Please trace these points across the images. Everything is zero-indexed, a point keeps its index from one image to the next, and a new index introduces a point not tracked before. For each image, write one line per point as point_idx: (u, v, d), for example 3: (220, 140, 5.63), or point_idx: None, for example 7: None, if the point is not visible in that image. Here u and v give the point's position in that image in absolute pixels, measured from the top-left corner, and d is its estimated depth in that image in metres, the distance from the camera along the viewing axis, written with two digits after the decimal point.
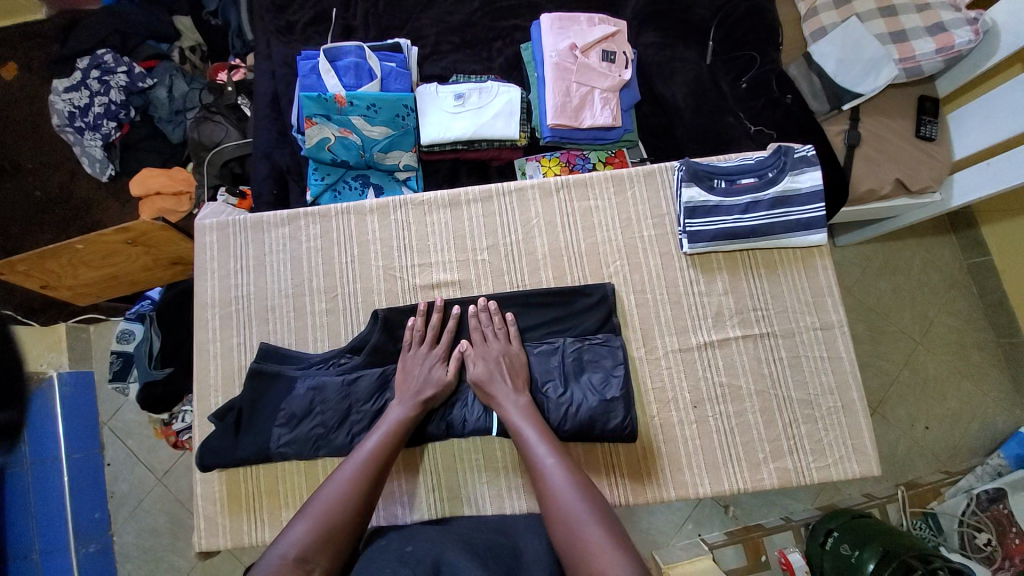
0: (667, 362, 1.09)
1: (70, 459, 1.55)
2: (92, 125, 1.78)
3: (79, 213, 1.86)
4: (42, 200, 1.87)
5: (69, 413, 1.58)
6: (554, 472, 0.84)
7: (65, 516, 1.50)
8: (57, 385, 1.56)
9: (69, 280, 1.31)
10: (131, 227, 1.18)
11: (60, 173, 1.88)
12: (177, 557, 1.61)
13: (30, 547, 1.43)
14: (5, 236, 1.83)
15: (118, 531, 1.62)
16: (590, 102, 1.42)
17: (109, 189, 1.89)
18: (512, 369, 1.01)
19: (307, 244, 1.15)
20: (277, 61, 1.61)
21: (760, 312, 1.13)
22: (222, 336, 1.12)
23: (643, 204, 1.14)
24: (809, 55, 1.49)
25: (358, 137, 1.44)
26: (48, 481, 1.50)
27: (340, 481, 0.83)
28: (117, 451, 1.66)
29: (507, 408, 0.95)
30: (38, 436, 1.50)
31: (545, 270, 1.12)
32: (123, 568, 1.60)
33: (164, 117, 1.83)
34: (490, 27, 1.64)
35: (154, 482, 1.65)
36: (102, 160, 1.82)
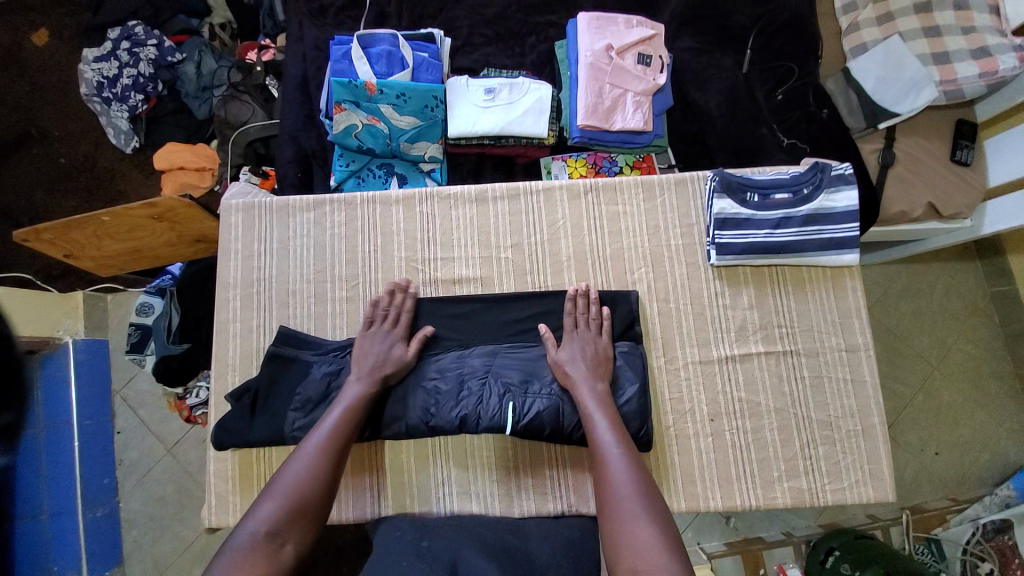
0: (687, 373, 1.08)
1: (82, 426, 1.57)
2: (120, 97, 1.80)
3: (103, 182, 1.87)
4: (67, 167, 1.88)
5: (82, 380, 1.60)
6: (618, 465, 0.83)
7: (75, 480, 1.52)
8: (71, 352, 1.58)
9: (92, 251, 1.31)
10: (158, 203, 1.16)
11: (86, 141, 1.90)
12: (181, 529, 1.64)
13: (38, 508, 1.42)
14: (28, 201, 1.85)
15: (125, 498, 1.65)
16: (622, 105, 1.40)
17: (133, 161, 1.90)
18: (591, 355, 1.00)
19: (331, 230, 1.15)
20: (308, 44, 1.61)
21: (784, 329, 1.12)
22: (242, 317, 1.12)
23: (672, 212, 1.12)
24: (848, 70, 1.46)
25: (386, 126, 1.44)
26: (60, 446, 1.51)
27: (303, 462, 0.84)
28: (127, 419, 1.69)
29: (583, 393, 0.94)
30: (52, 400, 1.51)
31: (569, 271, 1.10)
32: (128, 535, 1.63)
33: (190, 93, 1.84)
34: (523, 22, 1.62)
35: (162, 452, 1.69)
36: (127, 132, 1.84)
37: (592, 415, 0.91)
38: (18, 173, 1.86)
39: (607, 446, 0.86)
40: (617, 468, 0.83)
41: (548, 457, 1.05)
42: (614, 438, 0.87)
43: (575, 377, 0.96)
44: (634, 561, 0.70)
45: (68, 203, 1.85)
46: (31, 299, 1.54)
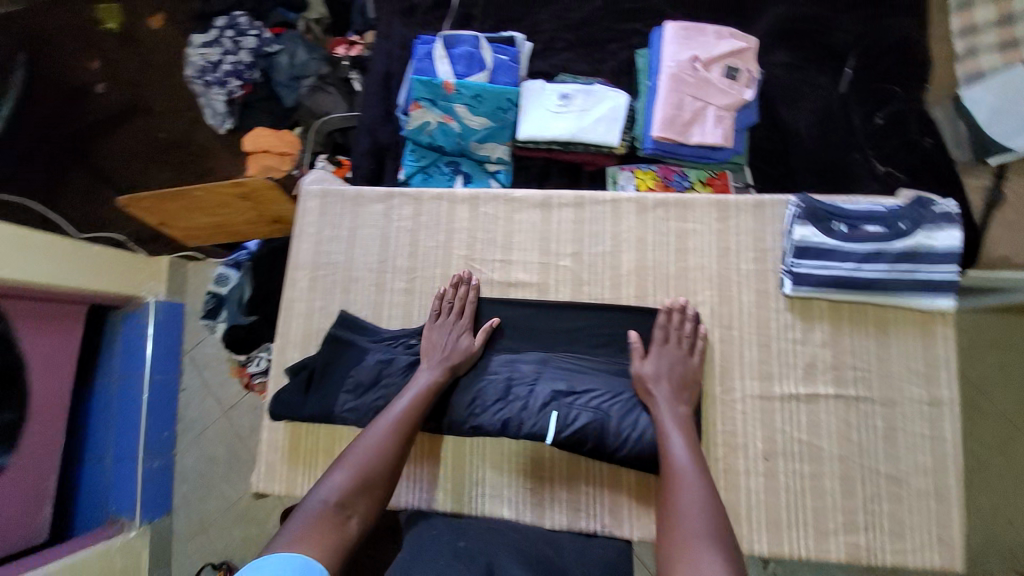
0: (744, 407, 1.01)
1: (152, 381, 1.78)
2: (220, 81, 1.96)
3: (196, 158, 2.05)
4: (166, 142, 2.07)
5: (159, 337, 1.81)
6: (692, 490, 0.84)
7: (139, 431, 1.73)
8: (151, 310, 1.79)
9: (184, 223, 1.41)
10: (246, 182, 1.23)
11: (186, 119, 2.08)
12: (226, 488, 1.85)
13: (103, 453, 1.69)
14: (129, 168, 2.05)
15: (181, 452, 1.86)
16: (702, 119, 1.35)
17: (223, 141, 2.07)
18: (679, 373, 0.98)
19: (397, 223, 1.18)
20: (395, 42, 1.70)
21: (859, 372, 1.03)
22: (307, 298, 1.17)
23: (745, 234, 1.06)
24: (959, 100, 1.32)
25: (458, 125, 1.48)
26: (129, 397, 1.74)
27: (376, 441, 0.92)
28: (192, 378, 1.91)
29: (661, 412, 0.94)
30: (128, 354, 1.75)
31: (627, 286, 1.06)
32: (179, 488, 1.84)
33: (282, 81, 1.94)
34: (608, 29, 1.63)
35: (219, 414, 1.86)
36: (223, 114, 1.99)
37: (670, 431, 0.92)
38: (125, 144, 2.07)
39: (681, 464, 0.87)
40: (690, 492, 0.84)
41: (587, 473, 1.02)
42: (690, 459, 0.88)
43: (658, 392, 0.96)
44: None
45: (165, 175, 2.03)
46: (124, 258, 1.73)
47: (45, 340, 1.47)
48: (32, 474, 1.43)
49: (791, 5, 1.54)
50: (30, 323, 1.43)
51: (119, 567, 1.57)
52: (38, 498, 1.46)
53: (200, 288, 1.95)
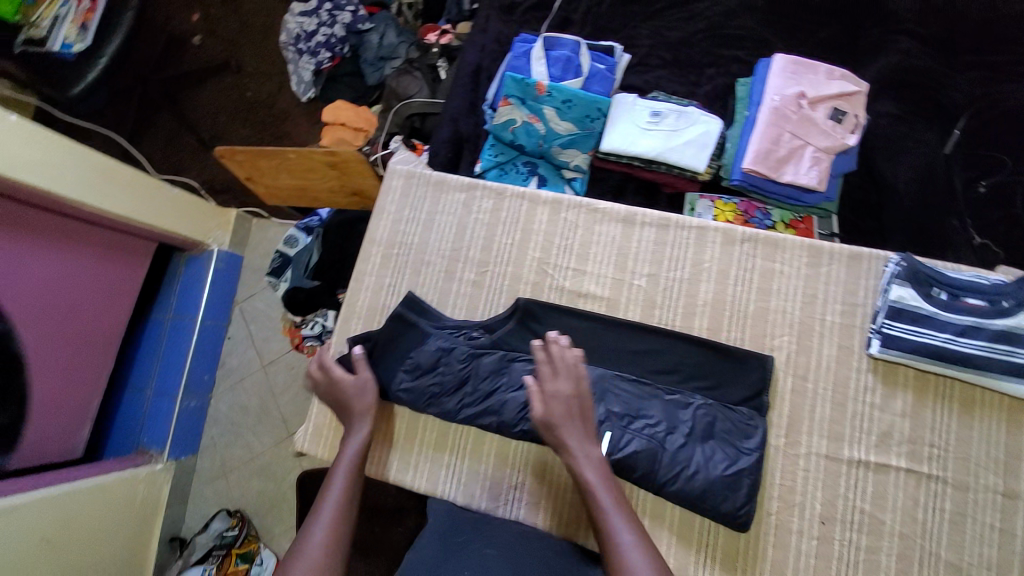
0: (807, 463, 0.97)
1: (202, 324, 1.87)
2: (312, 51, 2.01)
3: (276, 121, 2.12)
4: (250, 101, 2.15)
5: (214, 284, 1.90)
6: (632, 555, 0.76)
7: (182, 369, 1.82)
8: (213, 259, 1.88)
9: (269, 180, 1.45)
10: (339, 152, 1.27)
11: (271, 83, 2.16)
12: (252, 439, 1.90)
13: (145, 385, 1.77)
14: (212, 121, 2.14)
15: (216, 398, 1.95)
16: (798, 157, 1.31)
17: (304, 109, 2.14)
18: (578, 410, 0.90)
19: (475, 214, 1.18)
20: (491, 36, 1.71)
21: (935, 450, 0.97)
22: (378, 273, 1.19)
23: (836, 285, 1.02)
24: None
25: (543, 127, 1.48)
26: (180, 335, 1.83)
27: (324, 526, 0.88)
28: (238, 328, 1.99)
29: (579, 463, 0.86)
30: (185, 294, 1.85)
31: (701, 317, 1.04)
32: (208, 430, 1.93)
33: (368, 59, 2.00)
34: (707, 52, 1.60)
35: (258, 367, 1.95)
36: (308, 82, 2.06)
37: (594, 482, 0.84)
38: (212, 98, 2.16)
39: (613, 520, 0.80)
40: (631, 554, 0.77)
41: (630, 499, 0.99)
42: (618, 510, 0.81)
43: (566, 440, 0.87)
44: None
45: (243, 133, 2.11)
46: (199, 205, 1.82)
47: (115, 271, 1.61)
48: (83, 393, 1.57)
49: (905, 54, 1.48)
50: (101, 251, 1.56)
51: (139, 498, 1.65)
52: (82, 417, 1.59)
53: (261, 245, 2.04)
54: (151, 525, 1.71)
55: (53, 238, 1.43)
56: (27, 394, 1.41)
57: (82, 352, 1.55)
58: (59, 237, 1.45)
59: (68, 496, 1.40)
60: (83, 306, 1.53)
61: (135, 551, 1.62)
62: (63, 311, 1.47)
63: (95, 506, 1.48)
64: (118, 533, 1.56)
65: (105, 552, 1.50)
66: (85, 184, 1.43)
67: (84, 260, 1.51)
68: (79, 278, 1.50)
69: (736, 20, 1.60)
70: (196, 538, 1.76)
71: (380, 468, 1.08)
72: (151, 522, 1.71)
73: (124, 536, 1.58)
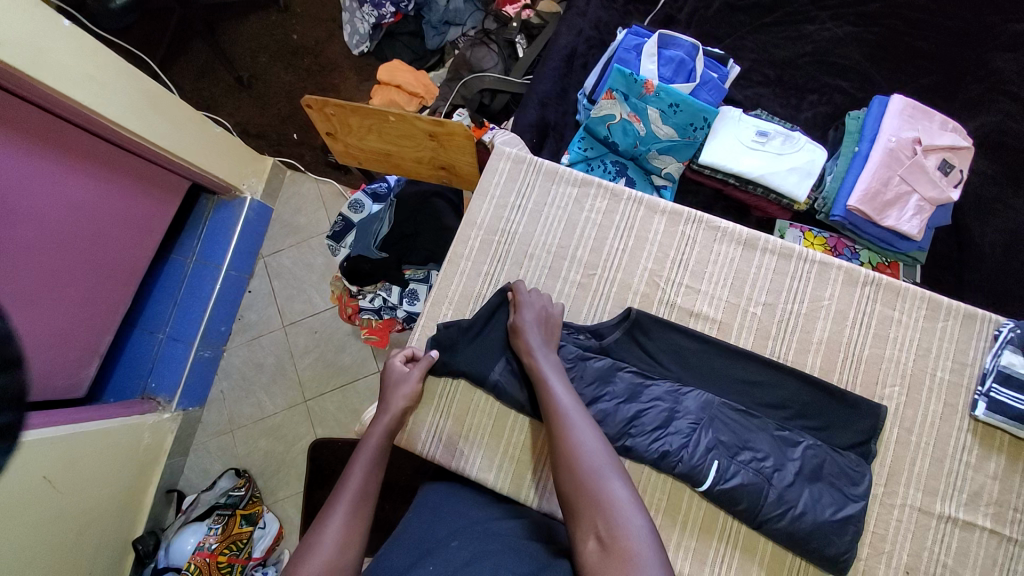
0: (900, 514, 0.98)
1: (227, 273, 1.71)
2: (374, 2, 1.83)
3: (322, 71, 1.94)
4: (297, 44, 1.97)
5: (244, 232, 1.74)
6: (580, 425, 0.84)
7: (202, 317, 1.66)
8: (246, 207, 1.73)
9: (352, 139, 1.38)
10: (448, 124, 1.20)
11: (323, 28, 1.98)
12: (265, 398, 1.74)
13: (159, 328, 1.64)
14: (253, 59, 1.95)
15: (229, 350, 1.79)
16: (903, 203, 1.30)
17: (354, 63, 1.95)
18: (545, 321, 1.03)
19: (587, 213, 1.15)
20: (589, 22, 1.62)
21: (1020, 515, 0.98)
22: (475, 259, 1.15)
23: (949, 342, 1.04)
24: None
25: (643, 128, 1.41)
26: (202, 280, 1.67)
27: (343, 508, 0.83)
28: (260, 283, 1.82)
29: (538, 359, 0.96)
30: (213, 238, 1.70)
31: (814, 355, 1.05)
32: (218, 384, 1.76)
33: (432, 23, 1.85)
34: (811, 77, 1.54)
35: (278, 326, 1.79)
36: (363, 36, 1.90)
37: (549, 376, 0.93)
38: (255, 35, 1.97)
39: (565, 406, 0.87)
40: (580, 432, 0.83)
41: (722, 529, 0.97)
42: (572, 399, 0.89)
43: (528, 337, 0.99)
44: (611, 519, 0.72)
45: (288, 77, 1.94)
46: (238, 143, 1.65)
47: (145, 206, 1.45)
48: (94, 329, 1.40)
49: (1005, 115, 1.45)
50: (129, 179, 1.38)
51: (143, 444, 1.52)
52: (90, 351, 1.42)
53: (292, 200, 1.87)
54: (149, 474, 1.56)
55: (91, 161, 1.28)
56: (37, 325, 1.24)
57: (100, 285, 1.38)
58: (97, 161, 1.29)
59: (79, 437, 1.30)
60: (109, 238, 1.36)
61: (134, 499, 1.50)
62: (89, 240, 1.32)
63: (102, 448, 1.37)
64: (118, 480, 1.43)
65: (105, 498, 1.38)
66: (131, 109, 1.29)
67: (109, 186, 1.33)
68: (108, 205, 1.34)
69: (842, 49, 1.54)
70: (199, 494, 1.60)
71: (465, 462, 1.07)
72: (150, 473, 1.56)
73: (125, 482, 1.45)
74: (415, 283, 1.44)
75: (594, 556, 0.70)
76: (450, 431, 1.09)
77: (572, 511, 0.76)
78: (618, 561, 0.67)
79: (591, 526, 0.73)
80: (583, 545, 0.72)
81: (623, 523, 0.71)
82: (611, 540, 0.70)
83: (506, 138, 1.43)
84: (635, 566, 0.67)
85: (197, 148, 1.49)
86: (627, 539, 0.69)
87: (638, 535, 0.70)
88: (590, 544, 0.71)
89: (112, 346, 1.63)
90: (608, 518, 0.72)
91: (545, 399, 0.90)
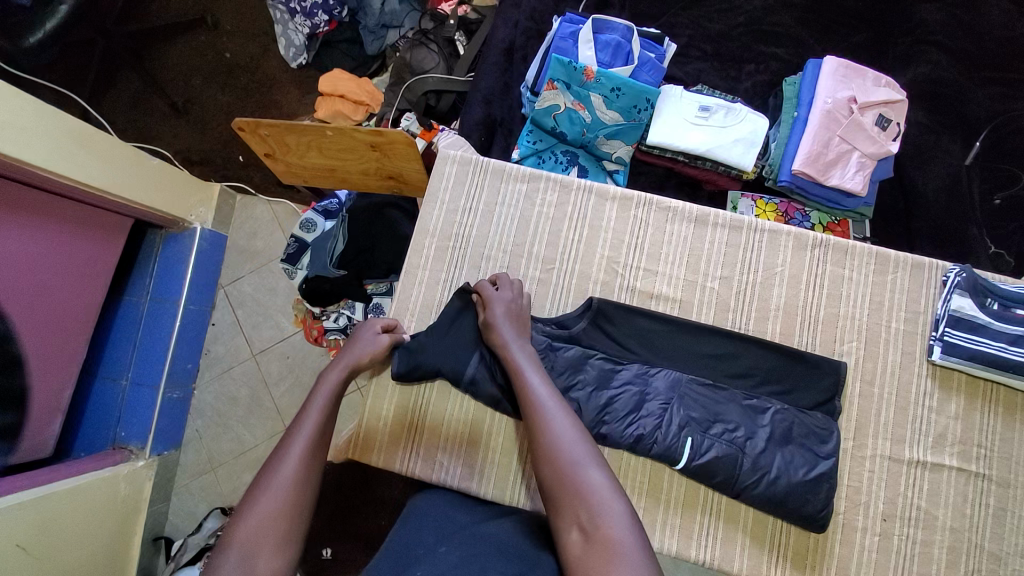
0: (872, 465, 1.02)
1: (186, 308, 1.64)
2: (306, 12, 1.78)
3: (261, 87, 1.87)
4: (230, 63, 1.89)
5: (199, 264, 1.68)
6: (556, 414, 0.82)
7: (164, 358, 1.60)
8: (197, 237, 1.66)
9: (294, 156, 1.35)
10: (386, 132, 1.18)
11: (255, 44, 1.90)
12: (243, 432, 1.68)
13: (121, 374, 1.57)
14: (185, 83, 1.87)
15: (199, 388, 1.73)
16: (845, 162, 1.33)
17: (292, 77, 1.89)
18: (513, 313, 1.01)
19: (539, 207, 1.15)
20: (524, 12, 1.60)
21: (983, 450, 1.03)
22: (433, 267, 1.14)
23: (900, 293, 1.08)
24: None
25: (589, 115, 1.40)
26: (159, 318, 1.60)
27: (298, 455, 0.79)
28: (223, 313, 1.77)
29: (513, 351, 0.94)
30: (166, 274, 1.62)
31: (773, 322, 1.07)
32: (191, 423, 1.70)
33: (368, 27, 1.80)
34: (748, 47, 1.56)
35: (246, 356, 1.73)
36: (299, 47, 1.83)
37: (524, 366, 0.90)
38: (183, 57, 1.88)
39: (541, 396, 0.85)
40: (556, 422, 0.81)
41: (703, 503, 0.99)
42: (548, 389, 0.87)
43: (499, 330, 0.97)
44: (592, 509, 0.71)
45: (225, 99, 1.87)
46: (182, 175, 1.58)
47: (89, 249, 1.36)
48: (50, 386, 1.32)
49: (934, 66, 1.50)
50: (67, 225, 1.30)
51: (120, 496, 1.45)
52: (50, 410, 1.33)
53: (245, 225, 1.81)
54: (131, 526, 1.50)
55: (20, 210, 1.19)
56: None
57: (51, 340, 1.30)
58: (26, 209, 1.21)
59: (50, 498, 1.22)
60: (52, 288, 1.28)
61: (117, 552, 1.43)
62: (29, 294, 1.23)
63: (78, 508, 1.30)
64: (98, 537, 1.36)
65: (87, 557, 1.32)
66: (54, 148, 1.20)
67: (46, 235, 1.25)
68: (47, 255, 1.26)
69: (774, 16, 1.57)
70: (187, 538, 1.54)
71: (445, 473, 1.06)
72: (132, 524, 1.50)
73: (106, 538, 1.39)
74: (378, 298, 1.42)
75: (578, 547, 0.69)
76: (429, 444, 1.07)
77: (554, 503, 0.75)
78: (602, 551, 0.67)
79: (573, 517, 0.72)
80: (567, 537, 0.71)
81: (605, 512, 0.70)
82: (594, 530, 0.69)
83: (450, 141, 1.41)
84: (619, 554, 0.66)
85: (137, 183, 1.41)
86: (610, 528, 0.69)
87: (619, 523, 0.69)
88: (574, 535, 0.70)
89: (73, 399, 1.55)
90: (590, 507, 0.71)
91: (521, 391, 0.88)
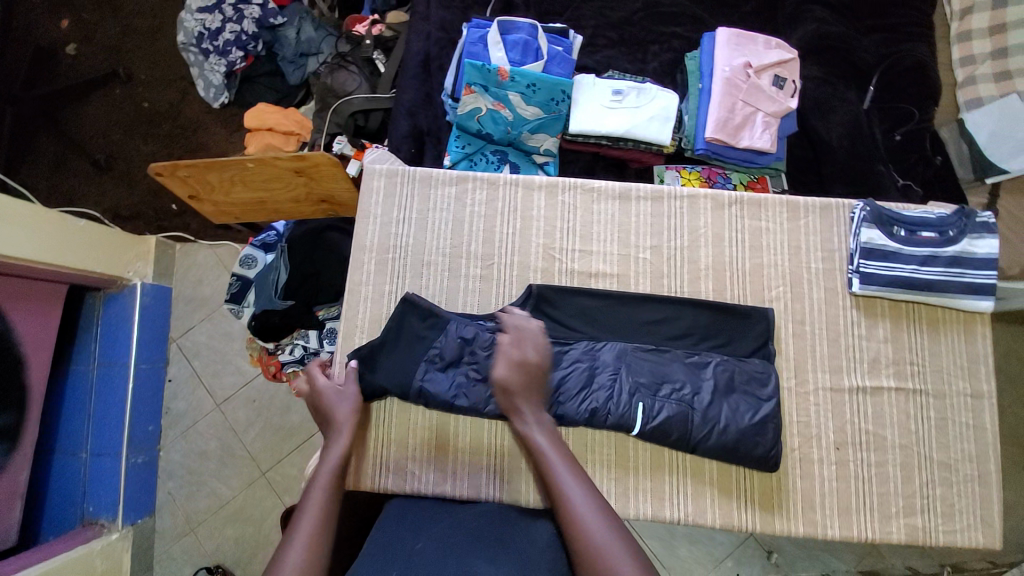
0: (818, 399, 1.09)
1: (138, 368, 1.59)
2: (220, 51, 1.76)
3: (184, 133, 1.83)
4: (149, 113, 1.84)
5: (144, 322, 1.61)
6: (571, 481, 0.80)
7: (122, 423, 1.53)
8: (138, 294, 1.59)
9: (220, 196, 1.37)
10: (308, 157, 1.22)
11: (172, 90, 1.86)
12: (218, 484, 1.63)
13: (80, 446, 1.48)
14: (105, 140, 1.81)
15: (165, 448, 1.66)
16: (751, 123, 1.42)
17: (216, 117, 1.86)
18: (537, 373, 0.95)
19: (470, 207, 1.18)
20: (433, 23, 1.63)
21: (916, 367, 1.12)
22: (376, 281, 1.15)
23: (815, 235, 1.16)
24: (963, 121, 1.52)
25: (510, 113, 1.44)
26: (112, 384, 1.53)
27: (310, 517, 0.81)
28: (179, 368, 1.71)
29: (530, 414, 0.91)
30: (110, 339, 1.55)
31: (706, 280, 1.13)
32: (163, 485, 1.63)
33: (287, 57, 1.79)
34: (649, 30, 1.64)
35: (210, 407, 1.68)
36: (218, 86, 1.80)
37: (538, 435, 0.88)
38: (98, 113, 1.83)
39: (557, 465, 0.82)
40: (575, 492, 0.79)
41: (669, 465, 1.03)
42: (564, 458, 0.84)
43: (520, 396, 0.92)
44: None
45: (148, 150, 1.81)
46: (117, 233, 1.53)
47: (23, 323, 1.28)
48: (14, 445, 1.27)
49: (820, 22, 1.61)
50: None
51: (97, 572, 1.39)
52: (6, 498, 1.26)
53: (190, 272, 1.76)
54: None
55: None
56: None
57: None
58: None
59: None
60: None
61: None
62: None
63: None
64: None
65: None
66: None
67: None
68: None
69: None
70: None
71: (417, 482, 1.07)
72: None
73: None
74: (331, 322, 1.42)
75: None
76: (397, 456, 1.08)
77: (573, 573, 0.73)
78: None
79: None
80: None
81: None
82: None
83: (376, 157, 1.43)
84: None
85: (65, 246, 1.35)
86: None
87: None
88: None
89: (33, 482, 1.46)
90: None
91: (535, 456, 0.86)
